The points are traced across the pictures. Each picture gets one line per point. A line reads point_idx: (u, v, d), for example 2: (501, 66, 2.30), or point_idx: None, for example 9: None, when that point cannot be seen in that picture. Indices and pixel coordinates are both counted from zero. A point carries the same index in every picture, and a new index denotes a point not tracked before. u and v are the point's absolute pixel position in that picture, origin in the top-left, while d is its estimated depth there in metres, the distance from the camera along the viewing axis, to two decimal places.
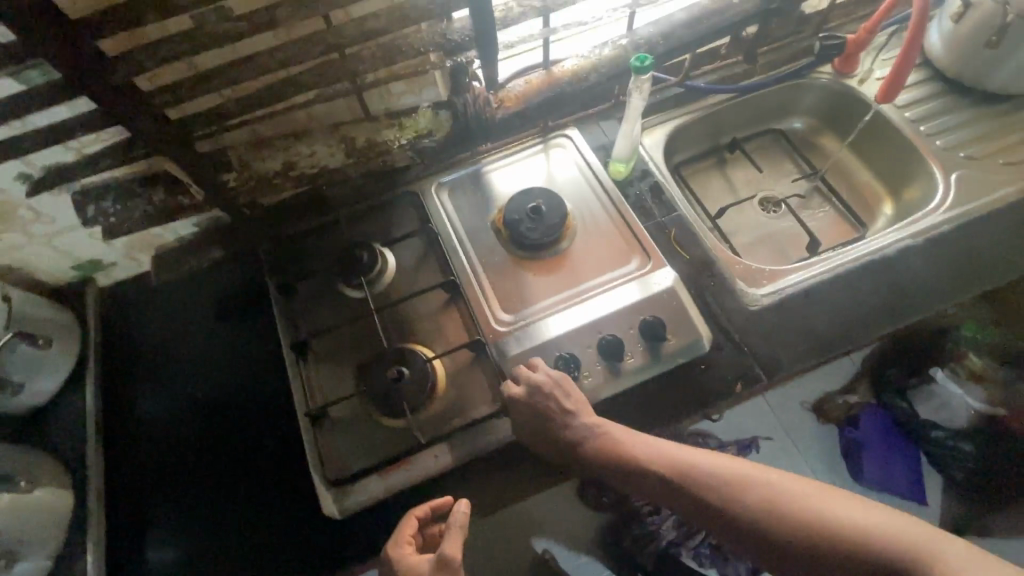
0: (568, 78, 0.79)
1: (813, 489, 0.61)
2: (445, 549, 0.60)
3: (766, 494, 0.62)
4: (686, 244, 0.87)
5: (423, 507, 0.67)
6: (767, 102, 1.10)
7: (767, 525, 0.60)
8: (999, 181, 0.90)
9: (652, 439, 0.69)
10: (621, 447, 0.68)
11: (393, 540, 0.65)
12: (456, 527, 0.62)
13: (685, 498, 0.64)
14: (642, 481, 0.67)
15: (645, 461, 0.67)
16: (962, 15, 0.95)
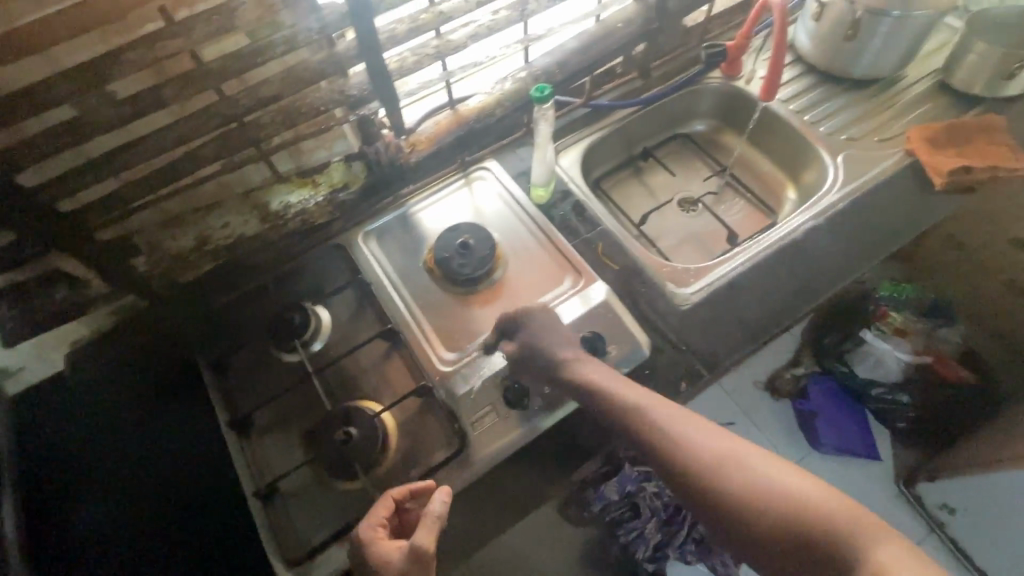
0: (477, 115, 0.82)
1: (781, 468, 0.58)
2: (416, 540, 0.57)
3: (722, 463, 0.60)
4: (614, 256, 0.90)
5: (403, 490, 0.64)
6: (668, 111, 1.17)
7: (710, 480, 0.59)
8: (880, 156, 0.99)
9: (632, 386, 0.69)
10: (596, 383, 0.68)
11: (365, 523, 0.62)
12: (431, 519, 0.58)
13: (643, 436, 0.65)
14: (610, 415, 0.67)
15: (619, 397, 0.67)
16: (820, 15, 1.05)
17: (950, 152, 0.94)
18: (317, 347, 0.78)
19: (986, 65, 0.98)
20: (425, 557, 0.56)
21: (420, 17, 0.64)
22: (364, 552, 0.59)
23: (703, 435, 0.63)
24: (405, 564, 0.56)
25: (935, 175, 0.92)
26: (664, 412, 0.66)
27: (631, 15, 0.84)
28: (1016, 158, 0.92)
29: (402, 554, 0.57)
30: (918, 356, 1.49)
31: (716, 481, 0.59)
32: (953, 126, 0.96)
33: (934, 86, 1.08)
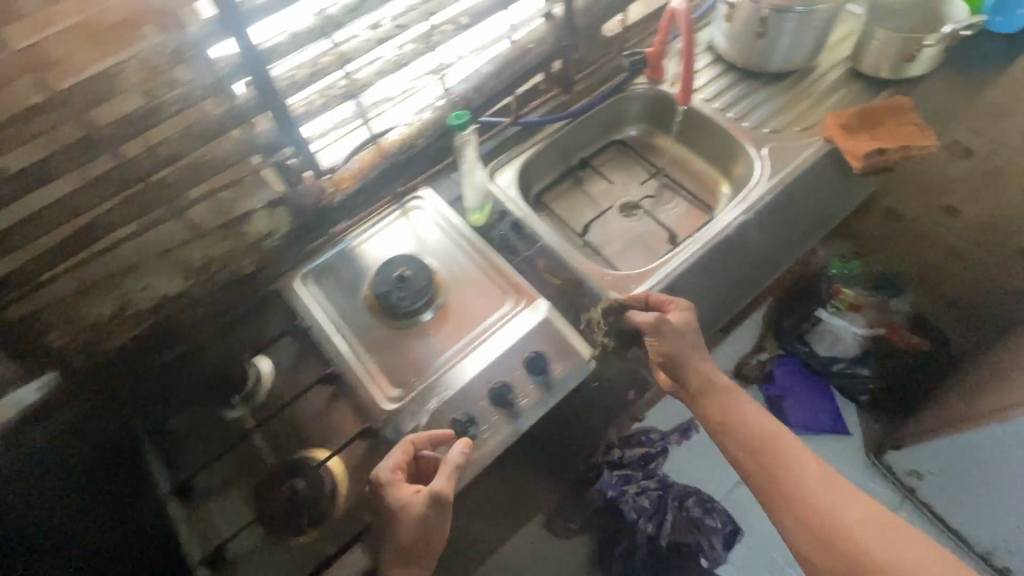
0: (401, 147, 0.82)
1: (865, 505, 0.71)
2: (437, 488, 0.66)
3: (850, 517, 0.70)
4: (556, 271, 0.91)
5: (422, 437, 0.70)
6: (600, 120, 1.18)
7: (788, 485, 0.75)
8: (802, 145, 1.02)
9: (763, 420, 0.82)
10: (725, 414, 0.83)
11: (386, 465, 0.68)
12: (452, 471, 0.68)
13: (753, 457, 0.79)
14: (732, 436, 0.82)
15: (747, 427, 0.81)
16: (730, 15, 1.08)
17: (865, 135, 0.98)
18: (259, 398, 0.77)
19: (888, 51, 1.03)
20: (443, 502, 0.66)
21: (320, 60, 0.64)
22: (386, 491, 0.66)
23: (826, 480, 0.74)
24: (426, 507, 0.66)
25: (852, 160, 0.96)
26: (797, 458, 0.76)
27: (541, 36, 0.85)
28: (925, 135, 0.96)
29: (423, 498, 0.66)
30: (873, 329, 1.57)
31: (836, 530, 0.69)
32: (866, 109, 1.00)
33: (845, 73, 1.12)
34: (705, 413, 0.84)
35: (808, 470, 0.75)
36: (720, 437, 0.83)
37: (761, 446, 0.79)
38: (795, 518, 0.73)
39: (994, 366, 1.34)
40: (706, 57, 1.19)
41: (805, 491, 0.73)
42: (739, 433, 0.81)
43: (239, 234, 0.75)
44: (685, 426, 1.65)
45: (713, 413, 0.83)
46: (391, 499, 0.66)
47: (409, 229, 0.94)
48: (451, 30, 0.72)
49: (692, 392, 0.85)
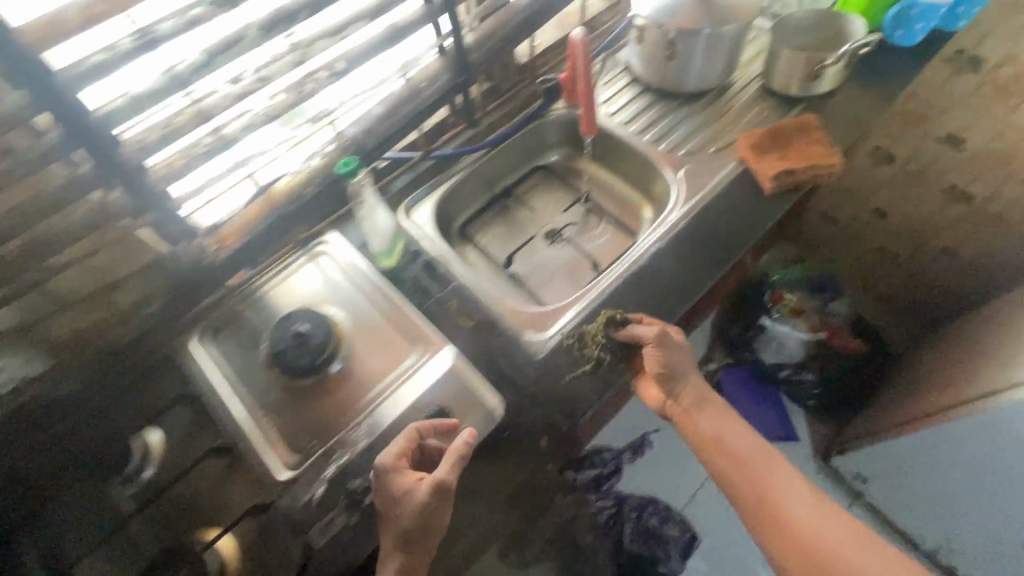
0: (291, 197, 0.78)
1: (841, 524, 0.85)
2: (439, 475, 0.68)
3: (829, 534, 0.83)
4: (469, 312, 0.89)
5: (427, 425, 0.72)
6: (519, 147, 1.16)
7: (776, 505, 0.86)
8: (715, 167, 1.02)
9: (751, 442, 0.91)
10: (721, 437, 0.90)
11: (390, 451, 0.70)
12: (455, 460, 0.68)
13: (745, 477, 0.88)
14: (725, 456, 0.90)
15: (740, 449, 0.90)
16: (640, 38, 1.07)
17: (775, 156, 0.98)
18: (148, 474, 0.73)
19: (796, 69, 1.03)
20: (445, 489, 0.68)
21: (173, 120, 0.60)
22: (389, 477, 0.68)
23: (807, 502, 0.87)
24: (429, 493, 0.68)
25: (764, 181, 0.96)
26: (781, 484, 0.88)
27: (436, 74, 0.82)
28: (833, 155, 0.97)
29: (427, 485, 0.68)
30: (816, 333, 1.55)
31: (822, 549, 0.82)
32: (777, 129, 1.00)
33: (759, 89, 1.13)
34: (699, 434, 0.91)
35: (791, 494, 0.87)
36: (712, 459, 0.90)
37: (753, 472, 0.88)
38: (778, 533, 0.85)
39: (927, 369, 1.37)
40: (623, 78, 1.18)
41: (790, 512, 0.85)
42: (733, 457, 0.89)
43: (112, 303, 0.69)
44: (638, 442, 1.66)
45: (707, 433, 0.90)
46: (395, 485, 0.67)
47: (314, 277, 0.90)
48: (326, 78, 0.68)
49: (687, 415, 0.92)
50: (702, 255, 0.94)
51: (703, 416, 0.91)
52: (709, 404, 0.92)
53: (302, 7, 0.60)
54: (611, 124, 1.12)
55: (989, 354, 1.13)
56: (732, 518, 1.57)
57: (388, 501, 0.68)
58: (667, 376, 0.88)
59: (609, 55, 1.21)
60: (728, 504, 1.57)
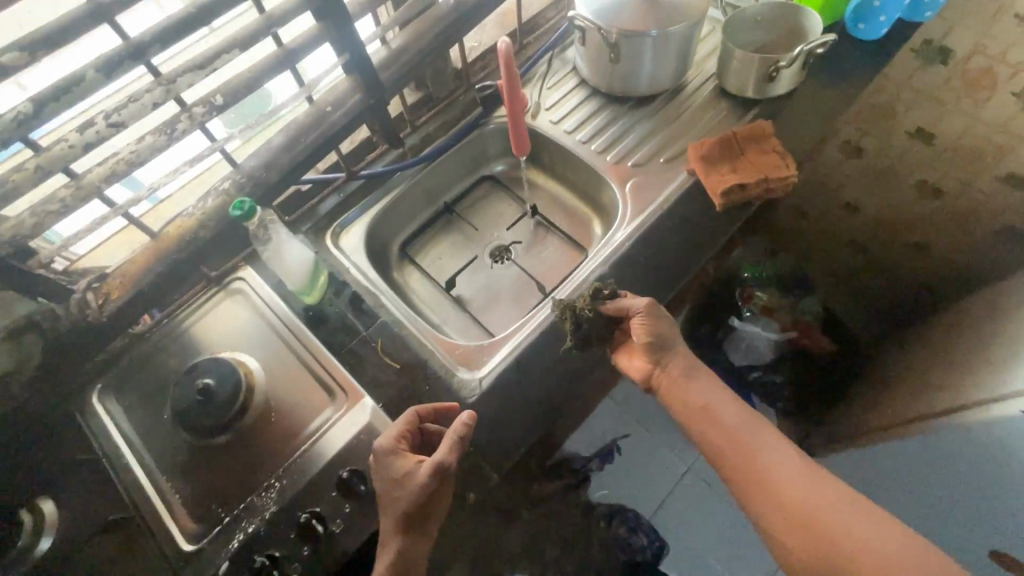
0: (180, 241, 0.70)
1: (832, 485, 0.72)
2: (440, 456, 0.65)
3: (825, 504, 0.70)
4: (396, 353, 0.82)
5: (426, 409, 0.72)
6: (460, 159, 1.08)
7: (758, 469, 0.75)
8: (664, 180, 0.96)
9: (736, 409, 0.82)
10: (703, 404, 0.83)
11: (389, 434, 0.69)
12: (455, 440, 0.65)
13: (724, 442, 0.79)
14: (705, 423, 0.82)
15: (722, 415, 0.82)
16: (583, 40, 0.99)
17: (726, 167, 0.91)
18: (45, 546, 0.64)
19: (750, 70, 0.96)
20: (445, 471, 0.65)
21: (9, 177, 0.52)
22: (388, 460, 0.67)
23: (798, 467, 0.74)
24: (431, 475, 0.64)
25: (714, 197, 0.89)
26: (773, 452, 0.77)
27: (343, 95, 0.74)
28: (787, 165, 0.90)
29: (426, 466, 0.65)
30: (786, 333, 1.50)
31: (809, 513, 0.70)
32: (728, 137, 0.93)
33: (714, 91, 1.05)
34: (682, 401, 0.84)
35: (778, 460, 0.76)
36: (697, 426, 0.83)
37: (738, 438, 0.79)
38: (762, 500, 0.74)
39: (900, 366, 1.31)
40: (570, 79, 1.10)
41: (773, 476, 0.74)
42: (718, 423, 0.81)
43: None
44: (606, 450, 1.57)
45: (692, 398, 0.84)
46: (393, 469, 0.65)
47: (228, 319, 0.83)
48: (203, 111, 0.61)
49: (671, 383, 0.86)
50: (644, 279, 0.90)
51: (694, 382, 0.85)
52: (699, 372, 0.86)
53: (152, 40, 0.53)
54: (556, 132, 1.05)
55: (953, 360, 1.09)
56: (707, 528, 1.50)
57: (389, 488, 0.65)
58: (657, 348, 0.85)
59: (555, 54, 1.12)
60: (699, 514, 1.51)
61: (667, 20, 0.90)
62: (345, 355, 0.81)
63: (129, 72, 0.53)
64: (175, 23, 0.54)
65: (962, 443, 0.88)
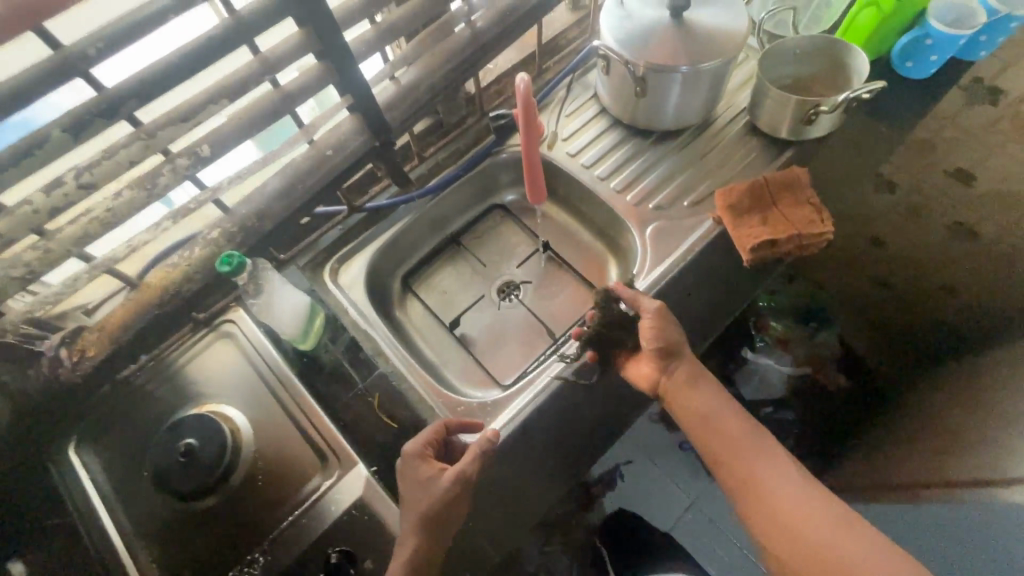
0: (158, 295, 0.64)
1: (829, 500, 0.69)
2: (463, 467, 0.68)
3: (832, 530, 0.66)
4: (394, 411, 0.77)
5: (455, 422, 0.73)
6: (469, 188, 1.02)
7: (755, 480, 0.72)
8: (686, 227, 0.90)
9: (733, 414, 0.78)
10: (705, 412, 0.78)
11: (417, 440, 0.70)
12: (479, 453, 0.69)
13: (722, 450, 0.75)
14: (705, 429, 0.77)
15: (721, 422, 0.77)
16: (607, 69, 0.92)
17: (756, 218, 0.85)
18: None
19: (787, 111, 0.89)
20: (465, 481, 0.68)
21: None
22: (412, 466, 0.68)
23: (796, 480, 0.71)
24: (453, 484, 0.67)
25: (742, 250, 0.83)
26: (779, 469, 0.72)
27: (346, 136, 0.67)
28: (823, 221, 0.84)
29: (450, 475, 0.67)
30: (799, 367, 1.48)
31: (806, 529, 0.67)
32: (760, 184, 0.86)
33: (744, 128, 0.98)
34: (687, 412, 0.78)
35: (775, 471, 0.72)
36: (703, 438, 0.78)
37: (744, 452, 0.74)
38: (757, 511, 0.71)
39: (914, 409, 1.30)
40: (591, 107, 1.03)
41: (771, 489, 0.71)
42: (724, 434, 0.76)
43: None
44: (610, 475, 1.48)
45: (696, 406, 0.78)
46: (417, 473, 0.67)
47: (215, 366, 0.78)
48: (186, 162, 0.55)
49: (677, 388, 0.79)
50: None
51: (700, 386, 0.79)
52: (706, 379, 0.80)
53: (129, 95, 0.47)
54: (573, 165, 0.98)
55: (972, 416, 1.04)
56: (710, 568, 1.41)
57: (411, 490, 0.67)
58: (665, 354, 0.78)
59: (576, 77, 1.05)
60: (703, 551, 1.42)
61: (701, 56, 0.83)
62: (340, 410, 0.77)
63: (100, 130, 0.47)
64: (154, 75, 0.48)
65: (982, 526, 0.82)
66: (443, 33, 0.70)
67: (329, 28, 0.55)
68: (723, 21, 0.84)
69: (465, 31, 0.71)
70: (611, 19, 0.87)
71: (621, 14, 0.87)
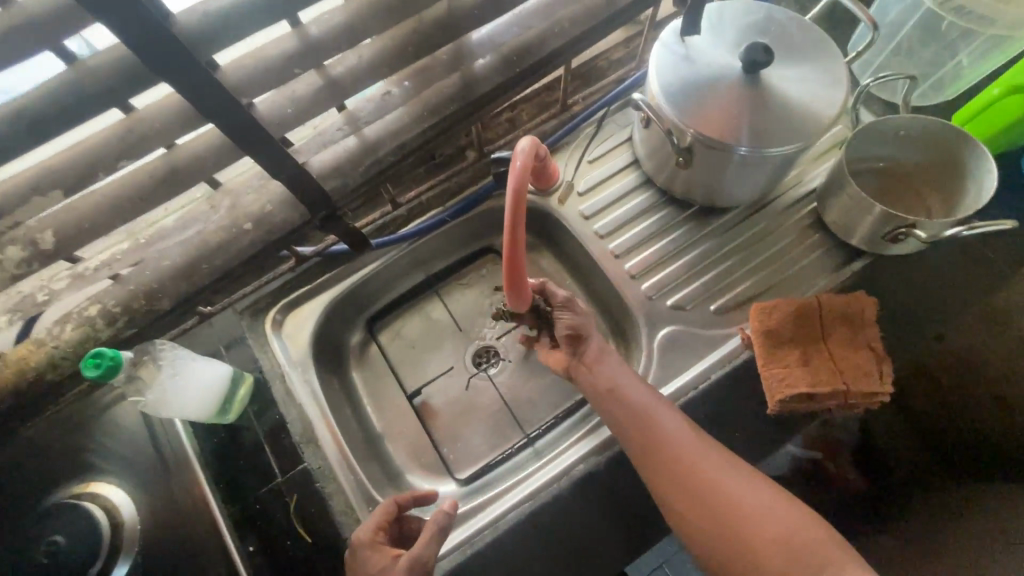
0: (10, 378, 0.50)
1: (742, 478, 0.61)
2: (419, 550, 0.58)
3: (737, 485, 0.60)
4: (313, 520, 0.65)
5: (408, 497, 0.65)
6: (457, 232, 0.84)
7: (674, 458, 0.60)
8: (703, 343, 0.73)
9: (647, 390, 0.65)
10: (625, 395, 0.64)
11: (367, 524, 0.62)
12: (437, 529, 0.60)
13: (637, 429, 0.62)
14: (620, 410, 0.64)
15: (639, 401, 0.64)
16: (647, 124, 0.71)
17: (797, 354, 0.67)
18: None
19: (864, 219, 0.69)
20: (425, 569, 0.58)
21: None
22: (363, 556, 0.60)
23: (712, 457, 0.61)
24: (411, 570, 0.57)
25: (768, 393, 0.66)
26: (683, 429, 0.62)
27: (271, 209, 0.52)
28: (881, 379, 0.66)
29: (404, 560, 0.57)
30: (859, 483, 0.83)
31: (723, 505, 0.59)
32: (811, 307, 0.69)
33: (807, 220, 0.78)
34: (596, 392, 0.66)
35: (692, 449, 0.61)
36: (610, 415, 0.64)
37: (653, 420, 0.62)
38: (672, 486, 0.60)
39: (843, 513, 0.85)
40: (622, 153, 0.82)
41: (687, 466, 0.60)
42: (636, 410, 0.63)
43: None
44: None
45: (602, 383, 0.66)
46: (369, 564, 0.58)
47: (114, 432, 0.65)
48: (18, 254, 0.39)
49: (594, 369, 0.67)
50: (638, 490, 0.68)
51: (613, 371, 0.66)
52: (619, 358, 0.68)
53: None
54: (584, 230, 0.80)
55: None
56: None
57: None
58: (577, 337, 0.69)
59: (612, 109, 0.84)
60: None
61: (774, 135, 0.62)
62: (252, 508, 0.65)
63: None
64: None
65: None
66: (421, 81, 0.52)
67: (229, 104, 0.37)
68: (812, 92, 0.63)
69: (454, 81, 0.53)
70: (664, 62, 0.65)
71: (679, 56, 0.65)
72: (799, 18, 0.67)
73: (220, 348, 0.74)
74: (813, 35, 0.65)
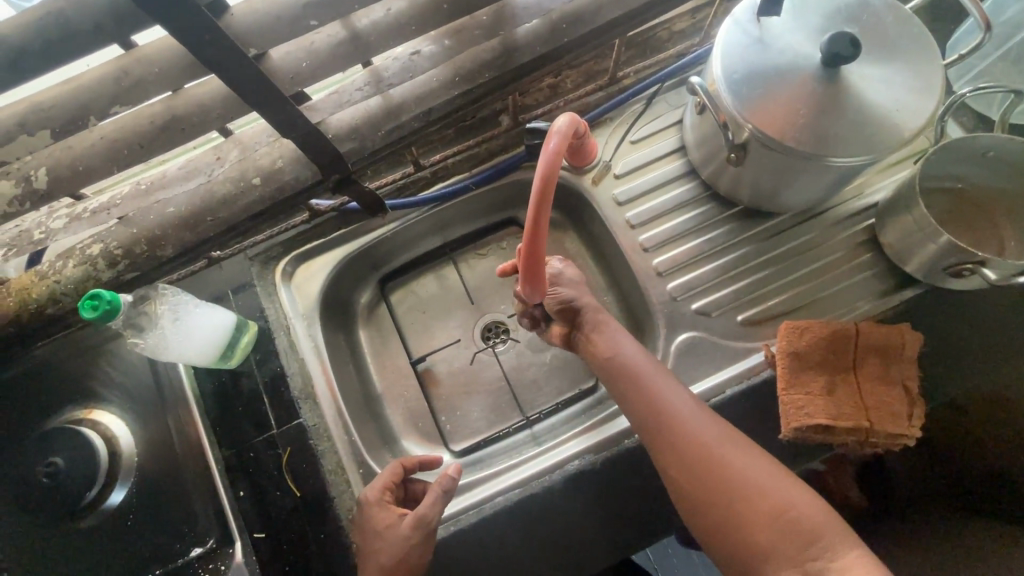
0: (14, 305, 0.51)
1: (747, 454, 0.55)
2: (424, 509, 0.59)
3: (735, 457, 0.55)
4: (303, 475, 0.66)
5: (413, 461, 0.65)
6: (480, 201, 0.79)
7: (671, 430, 0.57)
8: (722, 354, 0.69)
9: (647, 360, 0.61)
10: (625, 362, 0.61)
11: (375, 484, 0.63)
12: (440, 492, 0.60)
13: (635, 397, 0.59)
14: (619, 377, 0.61)
15: (638, 368, 0.60)
16: (701, 110, 0.64)
17: (823, 381, 0.62)
18: None
19: (926, 246, 0.62)
20: (429, 527, 0.59)
21: None
22: (371, 514, 0.61)
23: (714, 431, 0.57)
24: (414, 530, 0.58)
25: (783, 418, 0.62)
26: (684, 400, 0.59)
27: (282, 166, 0.49)
28: (909, 420, 0.61)
29: (408, 519, 0.59)
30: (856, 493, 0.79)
31: (723, 478, 0.54)
32: (847, 335, 0.63)
33: (860, 237, 0.71)
34: (597, 361, 0.63)
35: (692, 420, 0.57)
36: (611, 383, 0.62)
37: (650, 390, 0.59)
38: (670, 459, 0.56)
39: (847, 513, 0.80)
40: (669, 137, 0.75)
41: (684, 439, 0.56)
42: (636, 378, 0.60)
43: None
44: None
45: (604, 351, 0.63)
46: (376, 522, 0.60)
47: (118, 363, 0.66)
48: (10, 190, 0.40)
49: (595, 335, 0.64)
50: (636, 498, 0.66)
51: (614, 337, 0.63)
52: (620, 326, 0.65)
53: None
54: (614, 215, 0.75)
55: None
56: None
57: (367, 540, 0.60)
58: (570, 311, 0.66)
59: (665, 87, 0.77)
60: None
61: (840, 137, 0.55)
62: (247, 455, 0.66)
63: None
64: None
65: None
66: (454, 42, 0.47)
67: (232, 54, 0.35)
68: (894, 95, 0.55)
69: (491, 46, 0.48)
70: (731, 43, 0.58)
71: (750, 37, 0.58)
72: (898, 7, 0.57)
73: (226, 292, 0.72)
74: (909, 29, 0.57)
